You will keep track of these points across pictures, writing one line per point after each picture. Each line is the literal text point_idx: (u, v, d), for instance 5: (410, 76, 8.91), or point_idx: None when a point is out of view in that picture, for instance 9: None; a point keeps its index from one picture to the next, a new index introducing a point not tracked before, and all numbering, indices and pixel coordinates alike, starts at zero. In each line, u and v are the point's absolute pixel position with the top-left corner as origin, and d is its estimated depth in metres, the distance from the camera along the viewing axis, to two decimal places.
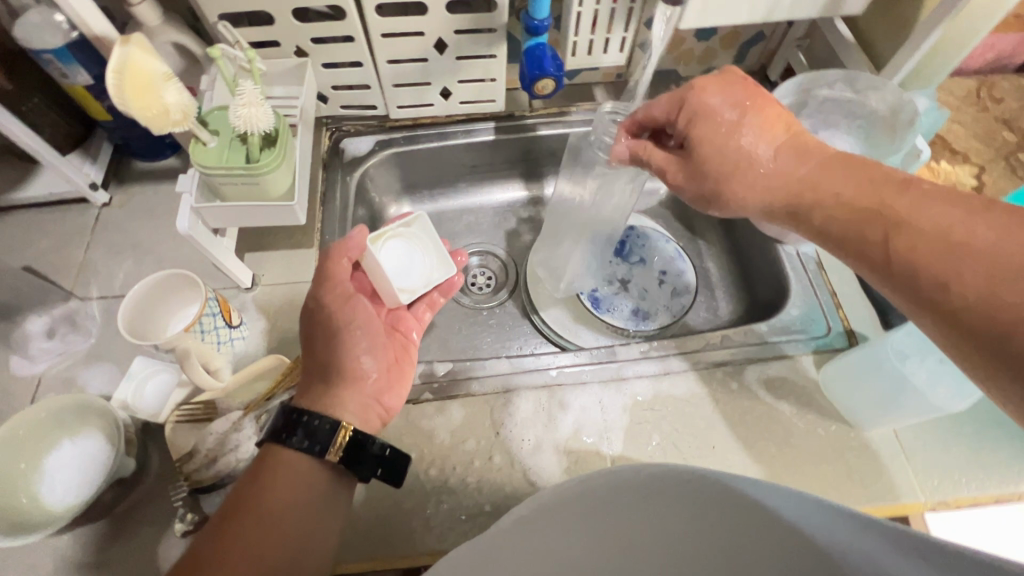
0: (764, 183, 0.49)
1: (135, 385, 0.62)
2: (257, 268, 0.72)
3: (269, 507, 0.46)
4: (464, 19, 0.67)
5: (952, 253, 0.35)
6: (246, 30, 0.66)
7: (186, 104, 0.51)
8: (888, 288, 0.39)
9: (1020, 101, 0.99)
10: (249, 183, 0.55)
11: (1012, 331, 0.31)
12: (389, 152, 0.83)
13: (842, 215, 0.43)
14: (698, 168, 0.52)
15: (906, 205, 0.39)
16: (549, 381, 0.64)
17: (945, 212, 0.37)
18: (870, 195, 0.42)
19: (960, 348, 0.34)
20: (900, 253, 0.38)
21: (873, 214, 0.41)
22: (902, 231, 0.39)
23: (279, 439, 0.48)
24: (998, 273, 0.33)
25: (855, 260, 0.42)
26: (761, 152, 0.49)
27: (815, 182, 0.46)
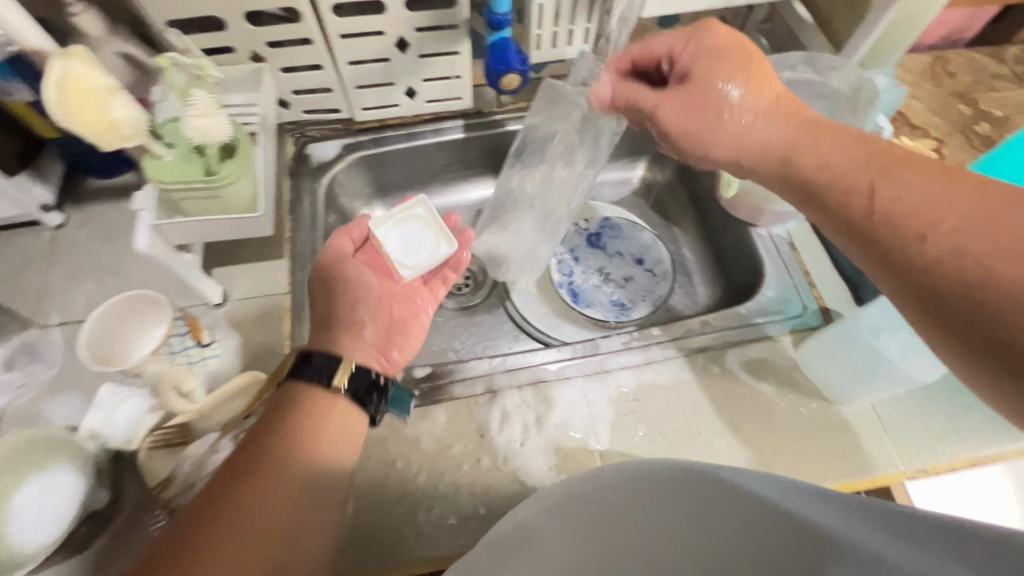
0: (746, 143, 0.52)
1: (105, 412, 0.59)
2: (226, 282, 0.69)
3: (273, 477, 0.47)
4: (424, 17, 0.66)
5: (929, 208, 0.36)
6: (197, 36, 0.63)
7: (137, 118, 0.49)
8: (860, 250, 0.40)
9: (974, 74, 1.02)
10: (211, 196, 0.54)
11: (982, 276, 0.32)
12: (357, 156, 0.81)
13: (824, 171, 0.44)
14: (685, 103, 0.55)
15: (891, 163, 0.40)
16: (534, 378, 0.64)
17: (924, 174, 0.38)
18: (852, 155, 0.43)
19: (926, 298, 0.35)
20: (876, 207, 0.39)
21: (855, 170, 0.42)
22: (883, 186, 0.39)
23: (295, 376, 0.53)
24: (974, 226, 0.34)
25: (832, 223, 0.43)
26: (751, 106, 0.52)
27: (802, 137, 0.48)
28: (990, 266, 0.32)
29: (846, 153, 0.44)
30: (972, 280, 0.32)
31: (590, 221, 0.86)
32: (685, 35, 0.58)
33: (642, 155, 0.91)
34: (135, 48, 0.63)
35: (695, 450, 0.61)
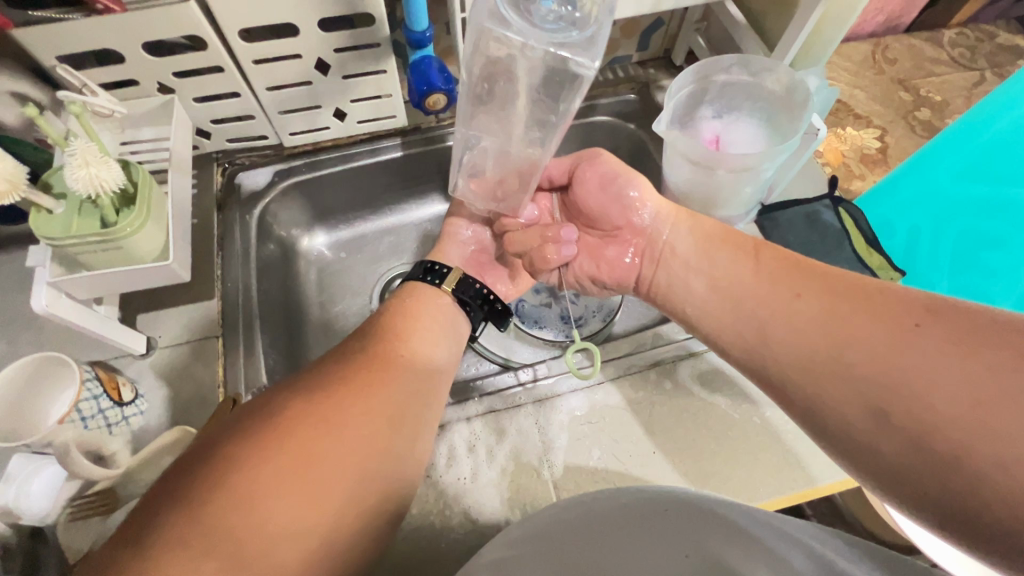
0: (659, 230, 0.61)
1: (16, 487, 0.53)
2: (152, 330, 0.65)
3: (391, 390, 0.50)
4: (341, 36, 0.63)
5: (799, 289, 0.50)
6: (93, 70, 0.59)
7: (13, 171, 0.45)
8: (741, 320, 0.52)
9: (913, 60, 1.03)
10: (111, 248, 0.49)
11: (845, 339, 0.44)
12: (290, 182, 0.77)
13: (720, 254, 0.57)
14: (597, 187, 0.63)
15: (766, 252, 0.55)
16: (485, 408, 0.62)
17: (786, 263, 0.53)
18: (732, 251, 0.57)
19: (812, 353, 0.46)
20: (761, 283, 0.53)
21: (738, 258, 0.56)
22: (760, 270, 0.54)
23: (422, 279, 0.62)
24: (831, 303, 0.47)
25: (723, 297, 0.55)
26: (649, 199, 0.62)
27: (701, 226, 0.60)
28: (843, 324, 0.45)
29: (725, 252, 0.57)
30: (833, 334, 0.45)
31: None
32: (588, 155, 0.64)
33: None
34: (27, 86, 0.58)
35: (651, 472, 0.59)
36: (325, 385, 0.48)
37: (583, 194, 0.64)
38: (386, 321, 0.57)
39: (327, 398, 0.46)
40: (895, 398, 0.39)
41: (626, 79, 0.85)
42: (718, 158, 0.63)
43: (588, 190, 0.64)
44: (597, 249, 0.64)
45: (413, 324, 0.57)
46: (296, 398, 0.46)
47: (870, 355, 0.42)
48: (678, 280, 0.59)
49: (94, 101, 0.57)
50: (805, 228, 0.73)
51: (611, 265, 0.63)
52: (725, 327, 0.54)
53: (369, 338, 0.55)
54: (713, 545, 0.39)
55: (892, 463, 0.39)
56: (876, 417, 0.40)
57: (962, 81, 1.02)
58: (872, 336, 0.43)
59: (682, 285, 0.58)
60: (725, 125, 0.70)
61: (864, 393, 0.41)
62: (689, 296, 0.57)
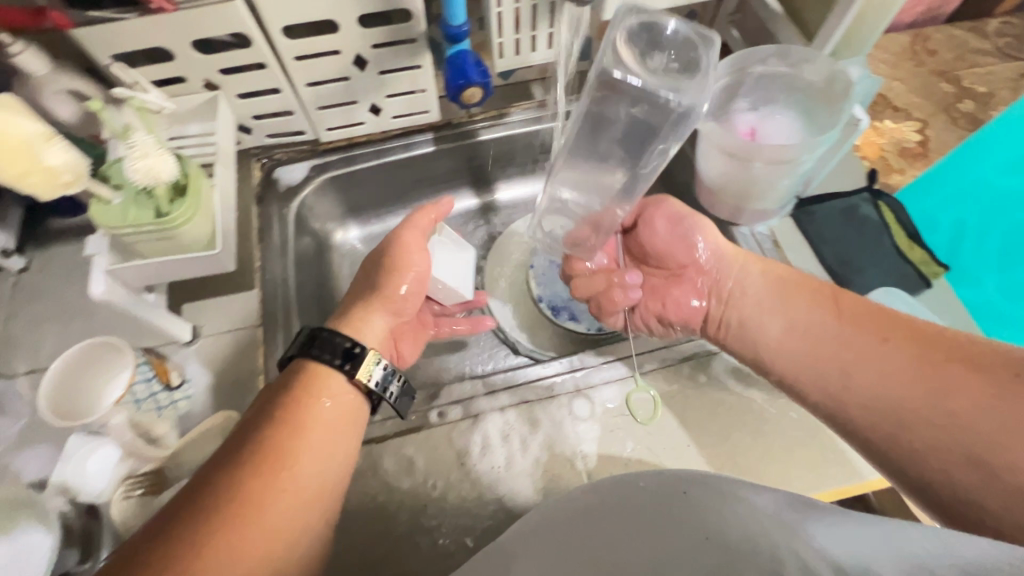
0: (723, 273, 0.63)
1: (73, 465, 0.56)
2: (195, 319, 0.67)
3: (270, 520, 0.44)
4: (379, 32, 0.64)
5: (884, 335, 0.51)
6: (145, 68, 0.61)
7: (76, 163, 0.47)
8: (827, 364, 0.54)
9: (955, 50, 1.00)
10: (164, 237, 0.51)
11: (941, 392, 0.46)
12: (326, 177, 0.79)
13: (795, 298, 0.58)
14: (665, 228, 0.66)
15: (843, 295, 0.56)
16: (518, 399, 0.62)
17: (864, 309, 0.54)
18: (810, 295, 0.58)
19: (909, 404, 0.47)
20: (845, 329, 0.54)
21: (814, 301, 0.57)
22: (842, 314, 0.55)
23: (316, 358, 0.53)
24: (921, 354, 0.49)
25: (805, 340, 0.56)
26: (713, 244, 0.64)
27: (769, 270, 0.62)
28: (938, 375, 0.47)
29: (802, 295, 0.58)
30: (927, 384, 0.47)
31: None
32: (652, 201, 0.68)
33: None
34: (83, 85, 0.60)
35: (684, 465, 0.59)
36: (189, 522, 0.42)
37: (652, 235, 0.67)
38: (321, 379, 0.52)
39: (199, 533, 0.41)
40: (995, 454, 0.42)
41: None
42: (755, 150, 0.62)
43: (658, 234, 0.66)
44: (662, 290, 0.66)
45: (315, 419, 0.50)
46: (169, 536, 0.41)
47: (969, 410, 0.44)
48: (751, 320, 0.60)
49: (147, 97, 0.59)
50: (842, 222, 0.72)
51: (677, 304, 0.64)
52: (805, 371, 0.55)
53: (259, 436, 0.48)
54: (718, 519, 0.37)
55: (998, 514, 0.41)
56: (979, 470, 0.42)
57: (1008, 71, 0.98)
58: (969, 388, 0.45)
59: (754, 326, 0.59)
60: (762, 117, 0.69)
61: (962, 445, 0.43)
62: (765, 339, 0.59)
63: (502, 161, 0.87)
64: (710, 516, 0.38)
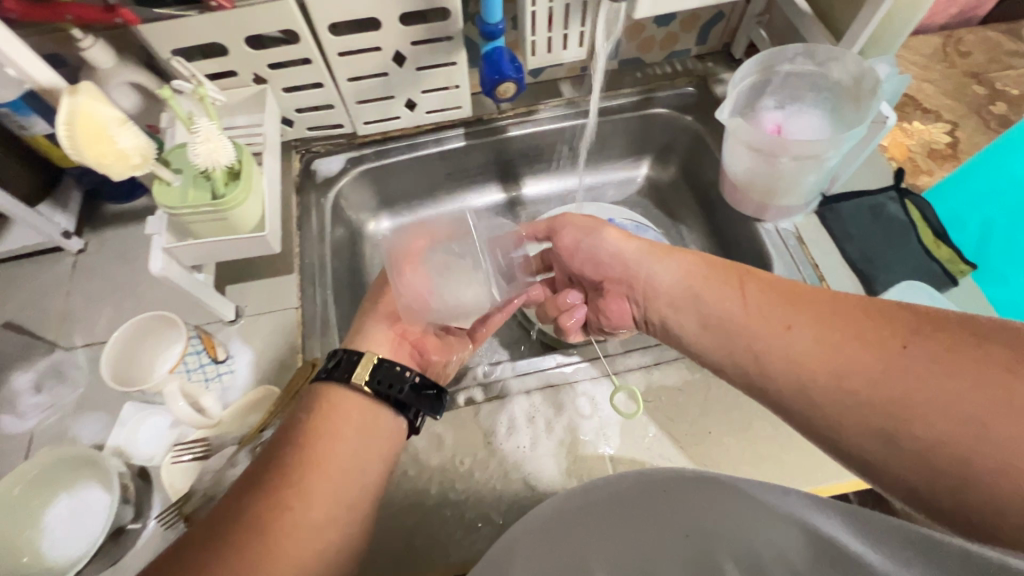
0: (634, 275, 0.61)
1: (127, 430, 0.61)
2: (238, 300, 0.71)
3: (301, 534, 0.43)
4: (419, 30, 0.67)
5: (783, 321, 0.49)
6: (200, 63, 0.65)
7: (145, 147, 0.51)
8: (742, 355, 0.51)
9: (987, 53, 0.99)
10: (218, 218, 0.55)
11: (840, 372, 0.43)
12: (362, 169, 0.82)
13: (701, 291, 0.56)
14: (575, 236, 0.67)
15: (746, 282, 0.54)
16: (542, 382, 0.65)
17: (765, 296, 0.52)
18: (716, 284, 0.55)
19: (817, 393, 0.44)
20: (749, 315, 0.51)
21: (716, 293, 0.54)
22: (746, 299, 0.52)
23: (327, 378, 0.52)
24: (820, 334, 0.46)
25: (717, 332, 0.53)
26: (621, 245, 0.63)
27: (674, 266, 0.59)
28: (838, 353, 0.44)
29: (709, 286, 0.55)
30: (831, 360, 0.44)
31: None
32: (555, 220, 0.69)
33: (644, 155, 0.92)
34: (143, 77, 0.65)
35: (707, 451, 0.61)
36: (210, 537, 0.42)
37: (564, 245, 0.68)
38: (344, 406, 0.51)
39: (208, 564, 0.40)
40: (904, 425, 0.39)
41: (684, 72, 0.87)
42: (782, 145, 0.63)
43: (566, 243, 0.68)
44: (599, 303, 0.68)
45: (332, 436, 0.49)
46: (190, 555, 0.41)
47: (874, 384, 0.41)
48: (669, 319, 0.58)
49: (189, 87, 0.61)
50: (868, 219, 0.73)
51: (609, 312, 0.64)
52: (726, 366, 0.52)
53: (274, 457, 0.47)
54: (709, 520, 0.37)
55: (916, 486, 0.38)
56: (885, 439, 0.40)
57: None
58: (866, 363, 0.42)
59: (674, 324, 0.57)
60: (788, 115, 0.71)
61: (871, 416, 0.41)
62: (685, 334, 0.56)
63: (529, 157, 0.89)
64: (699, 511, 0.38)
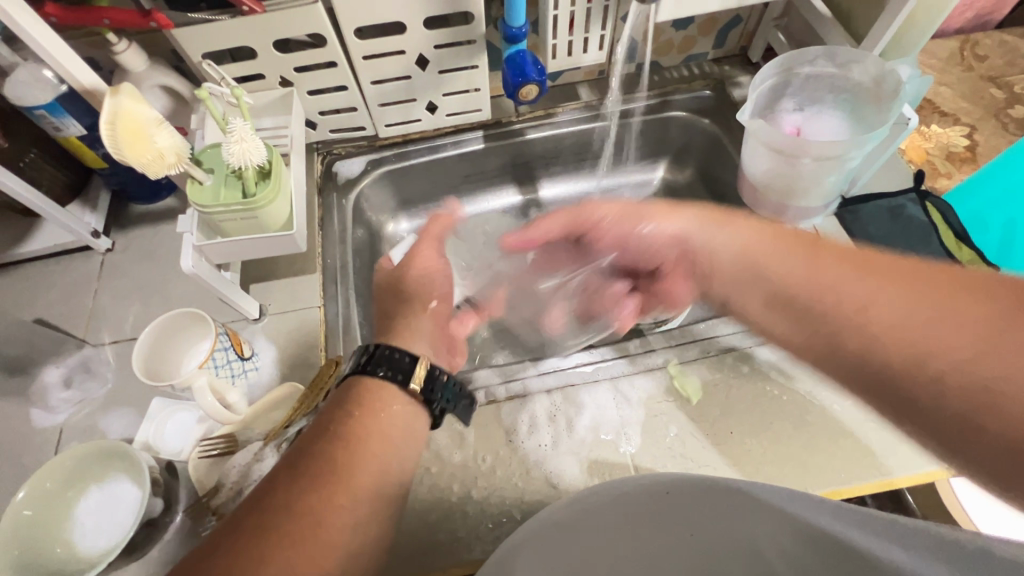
0: (694, 251, 0.57)
1: (155, 426, 0.62)
2: (262, 298, 0.72)
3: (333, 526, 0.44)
4: (442, 34, 0.68)
5: (863, 295, 0.44)
6: (229, 66, 0.67)
7: (179, 147, 0.52)
8: (815, 332, 0.46)
9: (1005, 56, 0.99)
10: (249, 217, 0.56)
11: (932, 358, 0.39)
12: (382, 171, 0.83)
13: (765, 265, 0.51)
14: (617, 228, 0.61)
15: (817, 252, 0.49)
16: (563, 382, 0.65)
17: (840, 266, 0.46)
18: (783, 254, 0.50)
19: (901, 375, 0.40)
20: (820, 288, 0.46)
21: (782, 265, 0.49)
22: (819, 268, 0.47)
23: (378, 376, 0.52)
24: (908, 312, 0.41)
25: (787, 307, 0.49)
26: (673, 223, 0.57)
27: (732, 239, 0.54)
28: (930, 334, 0.39)
29: (774, 257, 0.50)
30: (920, 339, 0.40)
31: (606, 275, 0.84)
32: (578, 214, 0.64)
33: (660, 158, 0.93)
34: (174, 79, 0.66)
35: (729, 451, 0.61)
36: (244, 540, 0.42)
37: (603, 236, 0.63)
38: (385, 406, 0.51)
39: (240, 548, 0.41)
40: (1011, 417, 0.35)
41: (701, 76, 0.87)
42: (803, 146, 0.63)
43: (609, 241, 0.63)
44: (652, 289, 0.66)
45: (368, 432, 0.49)
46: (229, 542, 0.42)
47: (967, 371, 0.37)
48: (734, 294, 0.54)
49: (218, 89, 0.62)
50: (888, 221, 0.73)
51: (671, 293, 0.63)
52: (797, 342, 0.48)
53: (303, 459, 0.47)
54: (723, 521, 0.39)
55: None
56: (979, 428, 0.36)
57: None
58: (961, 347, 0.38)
59: (739, 300, 0.54)
60: (808, 117, 0.71)
61: (968, 404, 0.37)
62: (751, 311, 0.53)
63: (547, 160, 0.90)
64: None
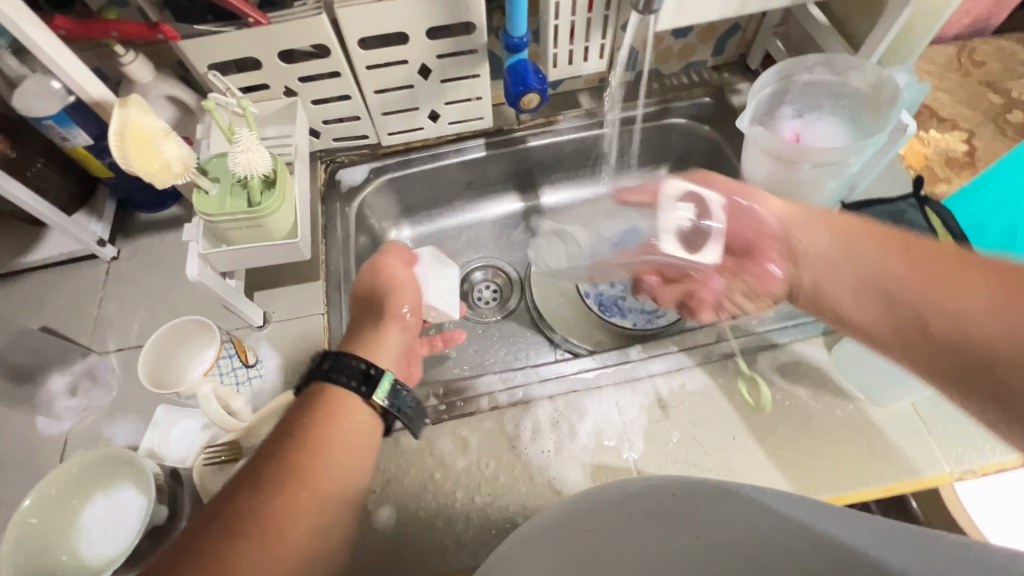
0: (792, 233, 0.58)
1: (159, 433, 0.63)
2: (266, 305, 0.73)
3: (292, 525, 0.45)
4: (444, 43, 0.69)
5: (979, 280, 0.45)
6: (234, 76, 0.68)
7: (186, 157, 0.53)
8: (862, 298, 0.52)
9: (1002, 62, 1.00)
10: (253, 225, 0.57)
11: None
12: (385, 178, 0.84)
13: (890, 258, 0.51)
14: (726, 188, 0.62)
15: (918, 247, 0.51)
16: (565, 388, 0.65)
17: (940, 258, 0.49)
18: (885, 247, 0.52)
19: (985, 350, 0.43)
20: (921, 277, 0.48)
21: (890, 252, 0.51)
22: (924, 263, 0.49)
23: (340, 383, 0.54)
24: None
25: (873, 292, 0.51)
26: (775, 206, 0.60)
27: (856, 232, 0.54)
28: None
29: (877, 245, 0.52)
30: (990, 316, 0.43)
31: (609, 289, 0.83)
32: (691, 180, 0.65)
33: (660, 165, 0.94)
34: (180, 90, 0.67)
35: (731, 456, 0.61)
36: (211, 544, 0.43)
37: None
38: (346, 416, 0.53)
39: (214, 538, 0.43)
40: None
41: (701, 83, 0.88)
42: (803, 153, 0.64)
43: None
44: (739, 273, 0.63)
45: (331, 437, 0.51)
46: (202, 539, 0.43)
47: None
48: (826, 285, 0.55)
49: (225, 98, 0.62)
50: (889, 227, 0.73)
51: (761, 278, 0.60)
52: (865, 328, 0.52)
53: (265, 465, 0.48)
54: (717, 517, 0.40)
55: None
56: None
57: None
58: None
59: (828, 289, 0.55)
60: (807, 123, 0.72)
61: None
62: (840, 302, 0.54)
63: (548, 167, 0.91)
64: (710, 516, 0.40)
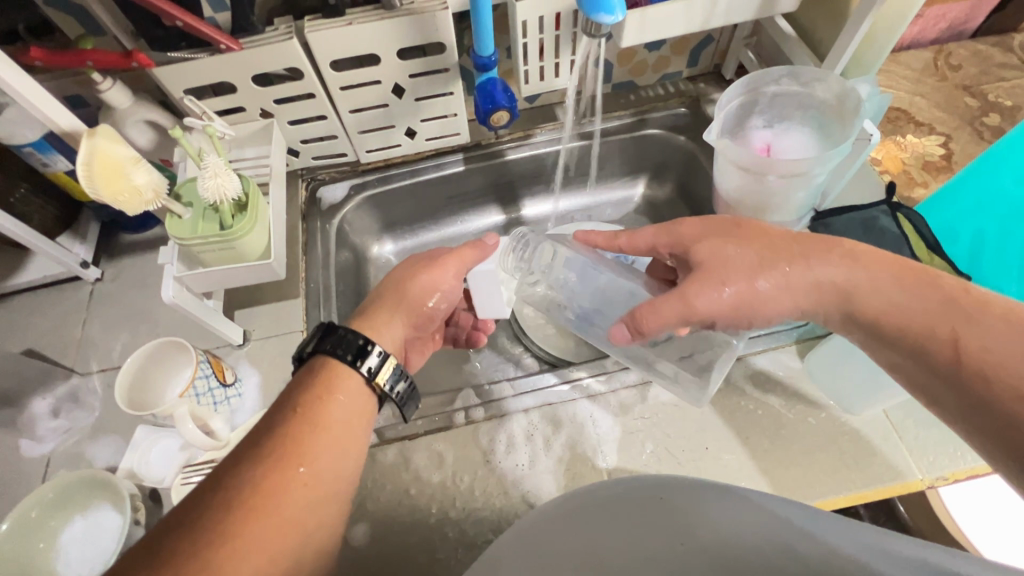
0: (821, 308, 0.52)
1: (139, 454, 0.63)
2: (247, 324, 0.74)
3: (284, 502, 0.42)
4: (416, 64, 0.70)
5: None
6: (210, 100, 0.69)
7: (156, 183, 0.54)
8: (902, 359, 0.47)
9: (978, 65, 1.01)
10: (225, 247, 0.58)
11: None
12: (365, 195, 0.85)
13: (928, 333, 0.45)
14: (730, 309, 0.54)
15: (965, 315, 0.44)
16: (541, 401, 0.66)
17: (992, 333, 0.42)
18: (930, 312, 0.46)
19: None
20: (965, 359, 0.42)
21: (931, 324, 0.45)
22: (969, 338, 0.43)
23: (343, 361, 0.52)
24: None
25: (917, 368, 0.46)
26: (789, 279, 0.52)
27: (892, 296, 0.48)
28: None
29: (918, 313, 0.46)
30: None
31: None
32: (693, 285, 0.54)
33: (641, 174, 0.94)
34: (158, 114, 0.68)
35: (704, 465, 0.61)
36: (203, 527, 0.39)
37: (717, 313, 0.54)
38: (346, 399, 0.50)
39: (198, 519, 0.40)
40: None
41: (676, 94, 0.89)
42: (771, 164, 0.65)
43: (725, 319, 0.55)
44: None
45: (328, 416, 0.48)
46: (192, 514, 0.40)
47: None
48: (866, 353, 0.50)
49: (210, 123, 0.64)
50: (860, 233, 0.72)
51: None
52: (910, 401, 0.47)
53: (270, 434, 0.46)
54: (693, 525, 0.39)
55: None
56: None
57: None
58: None
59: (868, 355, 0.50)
60: (777, 133, 0.72)
61: None
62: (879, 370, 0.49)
63: (529, 179, 0.92)
64: (685, 522, 0.40)
